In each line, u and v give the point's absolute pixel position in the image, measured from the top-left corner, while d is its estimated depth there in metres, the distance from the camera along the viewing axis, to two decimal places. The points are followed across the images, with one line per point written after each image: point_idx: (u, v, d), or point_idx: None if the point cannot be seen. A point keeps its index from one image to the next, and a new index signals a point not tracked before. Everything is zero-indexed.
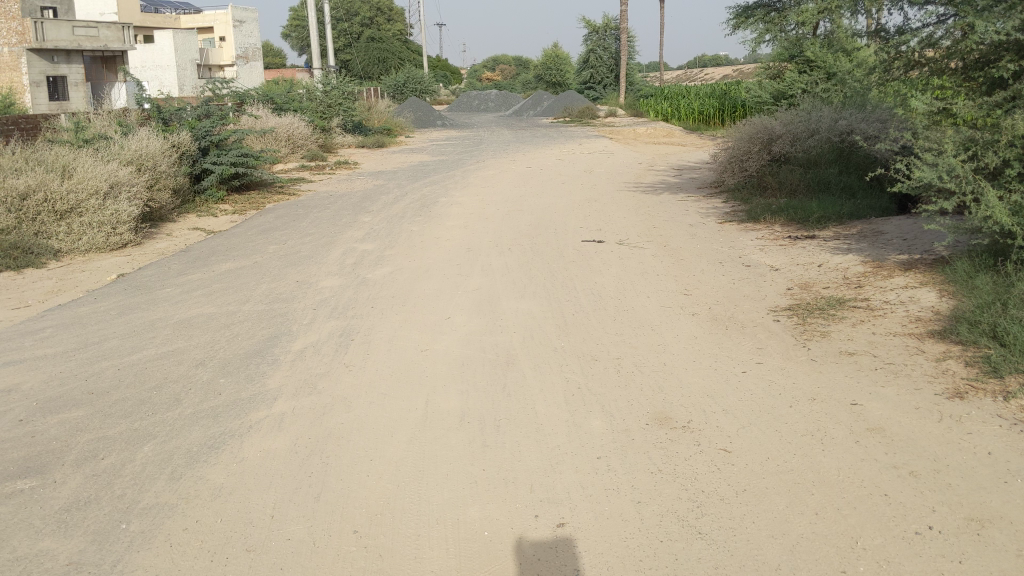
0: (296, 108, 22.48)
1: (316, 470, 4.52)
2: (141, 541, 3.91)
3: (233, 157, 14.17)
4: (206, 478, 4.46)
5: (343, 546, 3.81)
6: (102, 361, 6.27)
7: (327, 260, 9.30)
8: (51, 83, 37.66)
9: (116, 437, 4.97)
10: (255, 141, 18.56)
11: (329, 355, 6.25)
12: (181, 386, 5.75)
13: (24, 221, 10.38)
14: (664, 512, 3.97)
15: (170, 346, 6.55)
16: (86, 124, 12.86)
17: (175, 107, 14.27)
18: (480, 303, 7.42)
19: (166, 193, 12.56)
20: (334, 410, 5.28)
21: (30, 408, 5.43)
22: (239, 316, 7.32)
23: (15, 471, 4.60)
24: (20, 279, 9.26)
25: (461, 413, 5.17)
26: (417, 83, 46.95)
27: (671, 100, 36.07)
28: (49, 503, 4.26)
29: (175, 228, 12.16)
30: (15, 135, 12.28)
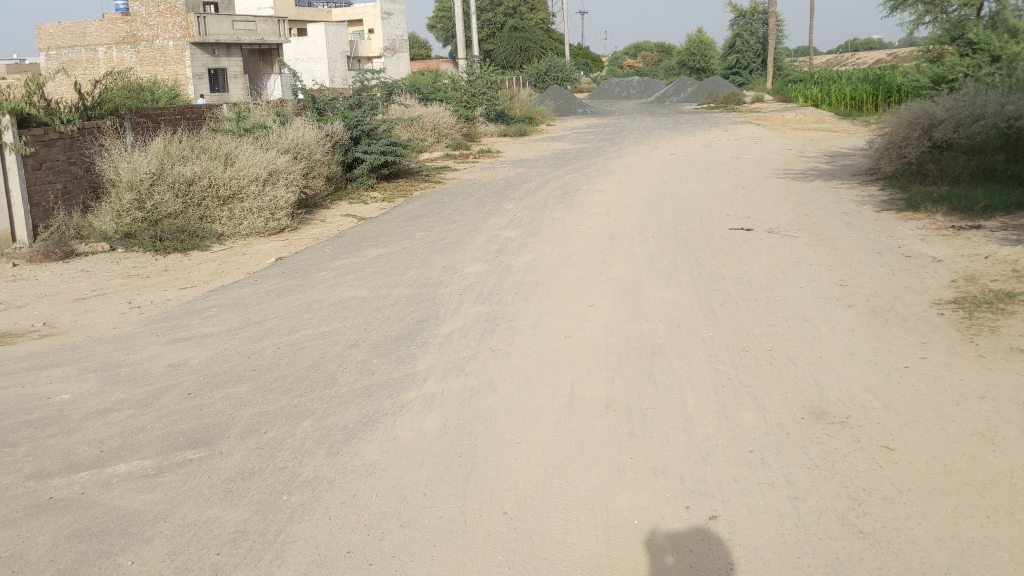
0: (442, 97, 22.96)
1: (466, 452, 4.58)
2: (301, 513, 4.06)
3: (382, 146, 14.58)
4: (362, 455, 4.59)
5: (493, 527, 3.85)
6: (263, 340, 6.55)
7: (473, 246, 9.43)
8: (212, 75, 39.67)
9: (278, 413, 5.18)
10: (403, 129, 18.99)
11: (476, 339, 6.33)
12: (337, 365, 5.95)
13: (191, 206, 10.96)
14: (822, 510, 3.84)
15: (325, 328, 6.78)
16: (247, 114, 13.50)
17: (329, 97, 14.80)
18: (626, 291, 7.36)
19: (320, 181, 13.02)
20: (483, 392, 5.35)
21: (199, 382, 5.73)
22: (390, 299, 7.51)
23: (187, 441, 4.86)
24: (187, 261, 9.79)
25: (608, 401, 5.14)
26: (559, 70, 47.04)
27: (821, 85, 34.82)
28: (217, 473, 4.48)
29: (328, 214, 12.60)
30: (183, 125, 12.92)
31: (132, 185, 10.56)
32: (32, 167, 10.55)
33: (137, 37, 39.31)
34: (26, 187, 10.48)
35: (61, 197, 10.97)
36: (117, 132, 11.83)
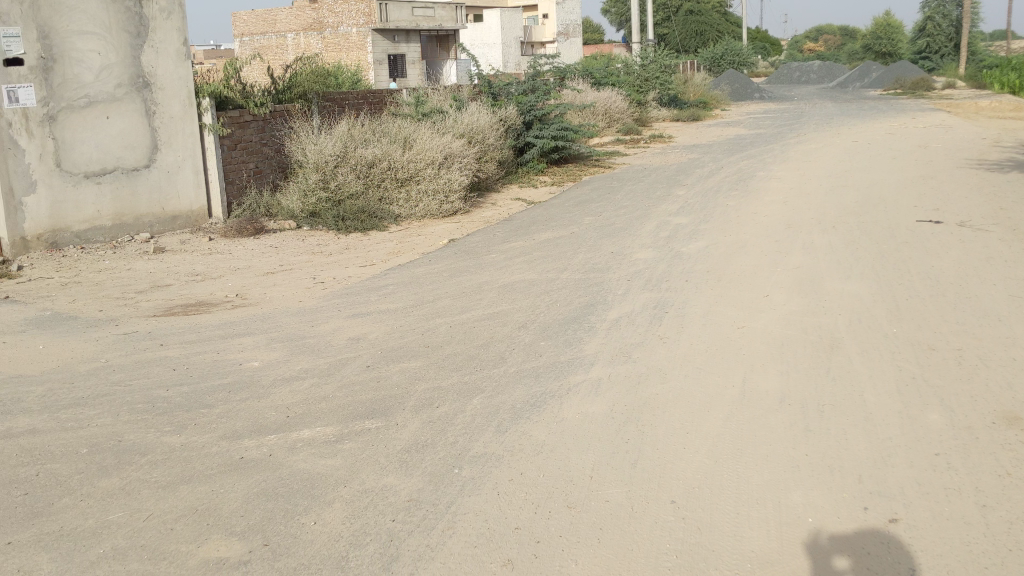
0: (615, 83, 22.90)
1: (633, 438, 4.57)
2: (471, 487, 4.16)
3: (554, 131, 14.68)
4: (530, 434, 4.66)
5: (661, 515, 3.83)
6: (436, 318, 6.74)
7: (642, 232, 9.36)
8: (392, 61, 41.04)
9: (449, 389, 5.33)
10: (575, 114, 19.08)
11: (644, 326, 6.29)
12: (507, 345, 6.05)
13: (371, 188, 11.39)
14: (1014, 521, 3.61)
15: (495, 308, 6.91)
16: (425, 99, 13.90)
17: (504, 83, 15.05)
18: (802, 282, 7.12)
19: (492, 164, 13.25)
20: (651, 379, 5.31)
21: (375, 356, 5.96)
22: (559, 283, 7.56)
23: (364, 411, 5.07)
24: (366, 240, 10.18)
25: (781, 395, 5.00)
26: (735, 55, 45.92)
27: (1021, 71, 32.49)
28: (393, 443, 4.66)
29: (500, 197, 12.81)
30: (365, 109, 13.42)
31: (318, 165, 11.16)
32: (229, 148, 11.28)
33: (323, 24, 41.15)
34: (222, 166, 11.22)
35: (252, 176, 11.69)
36: (305, 115, 12.41)
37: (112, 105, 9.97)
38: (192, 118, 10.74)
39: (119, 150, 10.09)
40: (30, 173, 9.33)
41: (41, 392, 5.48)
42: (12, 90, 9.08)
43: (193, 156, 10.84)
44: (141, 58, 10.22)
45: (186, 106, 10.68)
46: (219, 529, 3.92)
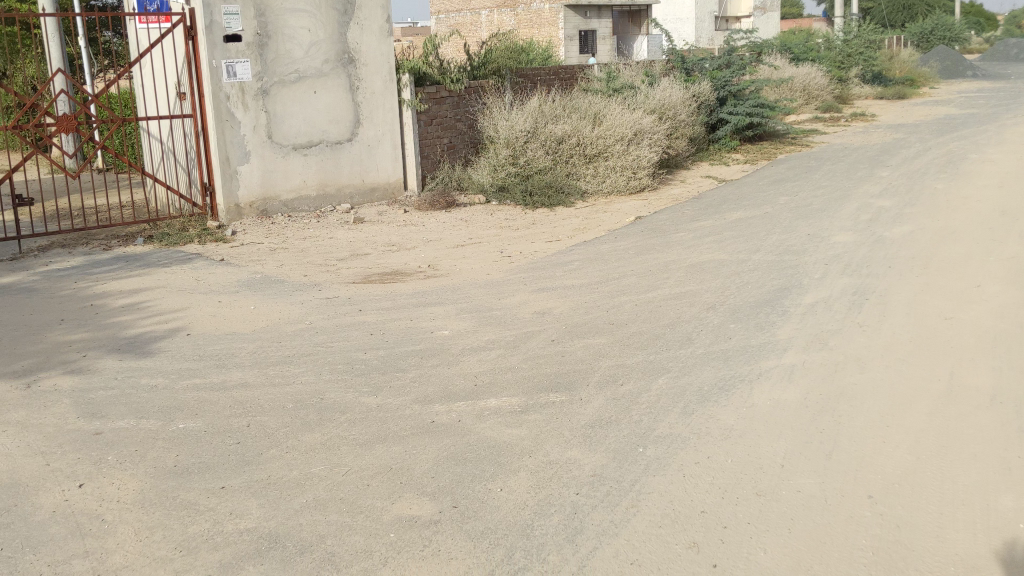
0: (814, 58, 22.01)
1: (827, 427, 4.40)
2: (656, 467, 4.13)
3: (748, 108, 14.27)
4: (717, 418, 4.57)
5: (856, 510, 3.67)
6: (623, 295, 6.71)
7: (841, 214, 8.95)
8: (582, 37, 41.11)
9: (635, 367, 5.30)
10: (771, 91, 18.48)
11: (841, 313, 6.02)
12: (694, 326, 5.95)
13: (560, 163, 11.48)
14: None
15: (683, 288, 6.80)
16: (617, 74, 13.85)
17: (698, 58, 14.79)
18: (1018, 273, 6.61)
19: (683, 141, 13.05)
20: (847, 368, 5.09)
21: (561, 330, 6.00)
22: (750, 265, 7.34)
23: (550, 384, 5.12)
24: (553, 215, 10.27)
25: (992, 392, 4.66)
26: (946, 30, 43.07)
27: None
28: (578, 418, 4.68)
29: (689, 175, 12.60)
30: (557, 84, 13.50)
31: (509, 141, 11.36)
32: (425, 123, 11.64)
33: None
34: (418, 141, 11.59)
35: (446, 150, 12.01)
36: (499, 91, 12.61)
37: (319, 80, 10.45)
38: (392, 93, 11.10)
39: (325, 124, 10.58)
40: (245, 144, 9.99)
41: (251, 349, 5.86)
42: (231, 64, 9.73)
43: (393, 131, 11.20)
44: (346, 35, 10.58)
45: (387, 82, 11.02)
46: (410, 488, 4.07)
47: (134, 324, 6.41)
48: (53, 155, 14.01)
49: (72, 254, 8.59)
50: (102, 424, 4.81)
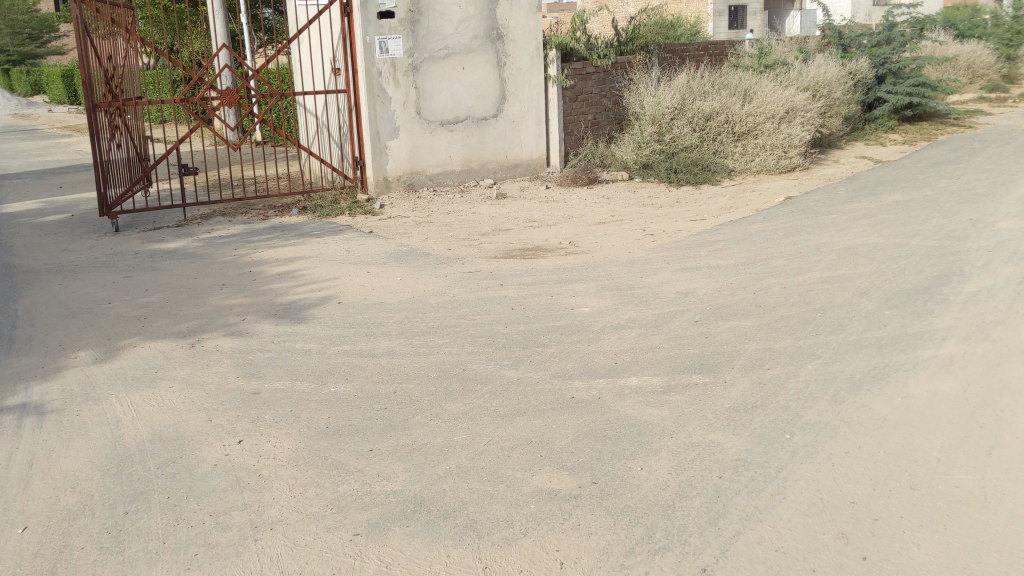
0: (982, 34, 20.79)
1: (989, 423, 4.17)
2: (803, 454, 4.02)
3: (908, 87, 13.62)
4: (870, 407, 4.40)
5: (1021, 511, 3.47)
6: (770, 278, 6.53)
7: (1008, 200, 8.44)
8: (731, 13, 40.15)
9: (782, 351, 5.16)
10: (933, 68, 17.58)
11: (1007, 303, 5.69)
12: (846, 311, 5.74)
13: (707, 141, 11.27)
14: None
15: (834, 272, 6.56)
16: (769, 50, 13.46)
17: (856, 34, 14.23)
18: None
19: (837, 120, 12.58)
20: (1013, 362, 4.80)
21: (705, 311, 5.90)
22: (907, 250, 7.02)
23: (693, 365, 5.05)
24: (698, 193, 10.09)
25: None
26: None
27: None
28: (721, 401, 4.60)
29: (842, 155, 12.14)
30: (705, 60, 13.22)
31: (655, 117, 11.27)
32: (570, 99, 11.62)
33: None
34: (563, 117, 11.58)
35: (590, 127, 11.96)
36: (647, 66, 12.45)
37: (467, 56, 10.56)
38: (539, 70, 11.12)
39: (472, 100, 10.70)
40: (394, 119, 10.24)
41: (398, 319, 6.01)
42: (383, 41, 9.95)
43: (538, 107, 11.23)
44: (496, 11, 10.64)
45: (534, 58, 11.03)
46: (551, 461, 4.10)
47: (287, 291, 6.67)
48: (215, 127, 14.70)
49: (232, 223, 9.01)
50: (259, 385, 5.04)
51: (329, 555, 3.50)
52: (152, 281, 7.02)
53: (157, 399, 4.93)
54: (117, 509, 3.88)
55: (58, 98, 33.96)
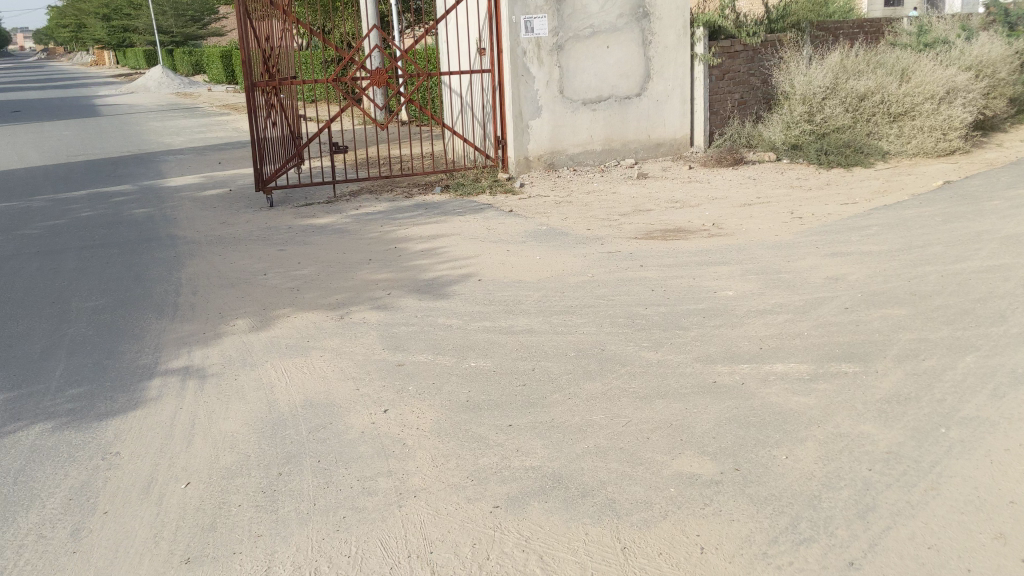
0: None
1: None
2: (960, 449, 3.83)
3: None
4: None
5: None
6: (926, 265, 6.23)
7: None
8: None
9: (939, 342, 4.92)
10: None
11: None
12: (1009, 303, 5.43)
13: (860, 122, 10.85)
14: None
15: (997, 261, 6.21)
16: (930, 27, 12.81)
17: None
18: None
19: (1002, 101, 11.87)
20: None
21: (856, 298, 5.69)
22: None
23: (842, 353, 4.89)
24: (848, 176, 9.72)
25: None
26: None
27: None
28: (872, 391, 4.43)
29: (1007, 138, 11.46)
30: (859, 38, 12.69)
31: (806, 97, 10.92)
32: (717, 78, 11.36)
33: None
34: (708, 96, 11.33)
35: (737, 106, 11.66)
36: (798, 44, 12.03)
37: (613, 35, 10.48)
38: (685, 48, 10.92)
39: (615, 79, 10.62)
40: (537, 98, 10.28)
41: (538, 297, 6.05)
42: (529, 20, 9.99)
43: (683, 85, 11.04)
44: None
45: (680, 36, 10.84)
46: (692, 446, 4.05)
47: (430, 268, 6.80)
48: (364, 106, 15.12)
49: (378, 200, 9.25)
50: (403, 357, 5.18)
51: (470, 525, 3.56)
52: (303, 254, 7.29)
53: (308, 367, 5.13)
54: (271, 470, 4.07)
55: (218, 77, 35.54)
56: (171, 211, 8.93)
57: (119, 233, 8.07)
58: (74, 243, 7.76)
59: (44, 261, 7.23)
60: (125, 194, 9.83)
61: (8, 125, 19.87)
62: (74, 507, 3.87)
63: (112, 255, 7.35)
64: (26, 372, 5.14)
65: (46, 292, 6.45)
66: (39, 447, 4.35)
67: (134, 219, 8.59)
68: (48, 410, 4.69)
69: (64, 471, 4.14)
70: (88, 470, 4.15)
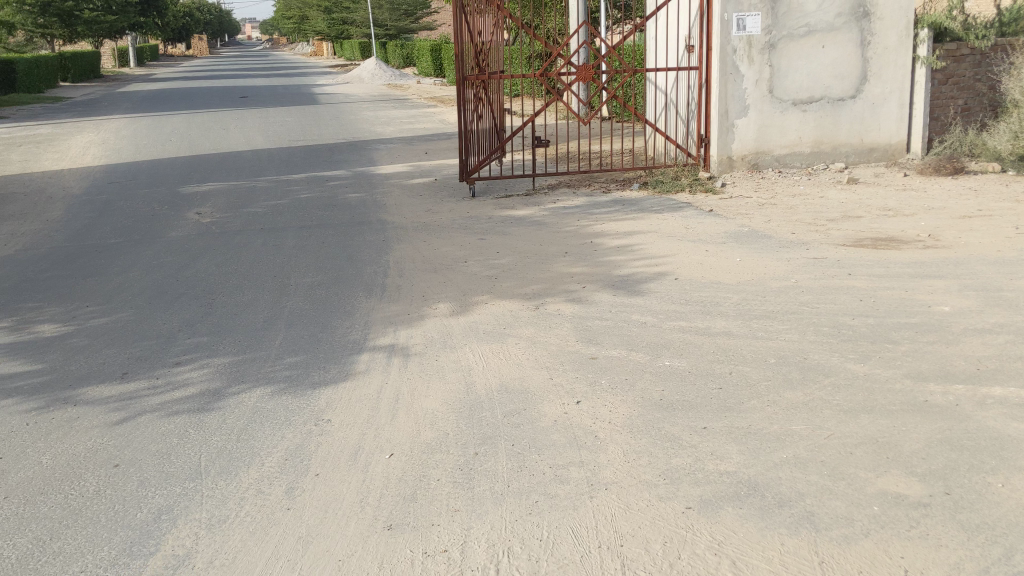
0: None
1: None
2: None
3: None
4: None
5: None
6: None
7: None
8: None
9: None
10: None
11: None
12: None
13: None
14: None
15: None
16: None
17: None
18: None
19: None
20: None
21: None
22: None
23: None
24: None
25: None
26: None
27: None
28: None
29: None
30: None
31: None
32: (939, 82, 10.73)
33: None
34: (929, 101, 10.70)
35: (960, 113, 10.97)
36: None
37: (829, 35, 10.15)
38: (907, 50, 10.35)
39: (828, 80, 10.28)
40: (745, 98, 10.19)
41: (736, 300, 5.94)
42: (741, 18, 9.89)
43: (901, 88, 10.49)
44: None
45: (902, 37, 10.30)
46: (899, 465, 3.88)
47: (626, 264, 6.81)
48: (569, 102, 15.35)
49: (576, 194, 9.35)
50: (598, 350, 5.23)
51: (661, 523, 3.56)
52: (502, 244, 7.48)
53: (505, 354, 5.26)
54: (468, 449, 4.22)
55: (426, 69, 36.82)
56: (380, 196, 9.37)
57: (334, 215, 8.56)
58: (293, 222, 8.29)
59: (266, 238, 7.76)
60: (339, 178, 10.40)
61: (238, 110, 21.42)
62: (290, 466, 4.15)
63: (327, 235, 7.80)
64: (249, 339, 5.55)
65: (268, 266, 6.93)
66: (260, 408, 4.69)
67: (346, 203, 9.07)
68: (269, 375, 5.05)
69: (281, 432, 4.45)
70: (303, 433, 4.44)
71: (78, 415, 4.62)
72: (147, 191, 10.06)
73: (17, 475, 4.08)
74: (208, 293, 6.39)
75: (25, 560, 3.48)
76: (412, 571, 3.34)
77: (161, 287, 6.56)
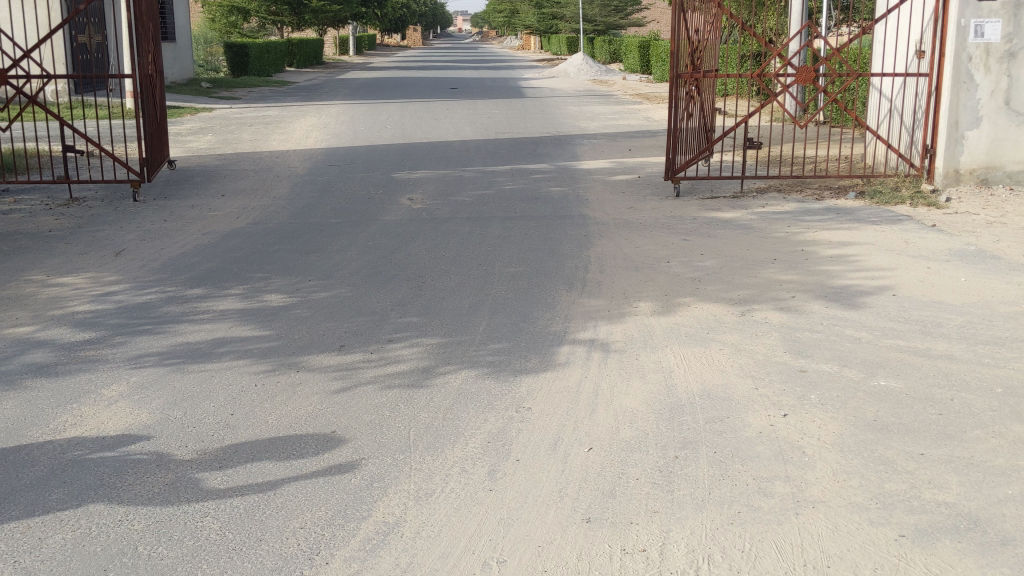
0: None
1: None
2: None
3: None
4: None
5: None
6: None
7: None
8: None
9: None
10: None
11: None
12: None
13: None
14: None
15: None
16: None
17: None
18: None
19: None
20: None
21: None
22: None
23: None
24: None
25: None
26: None
27: None
28: None
29: None
30: None
31: None
32: None
33: None
34: None
35: None
36: None
37: None
38: None
39: None
40: (978, 108, 9.63)
41: (960, 322, 5.63)
42: (980, 24, 9.39)
43: None
44: None
45: None
46: None
47: (840, 275, 6.58)
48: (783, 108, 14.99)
49: (786, 199, 9.11)
50: (806, 363, 5.08)
51: (872, 548, 3.43)
52: (707, 246, 7.39)
53: (709, 359, 5.20)
54: (667, 452, 4.20)
55: (632, 66, 36.84)
56: (583, 191, 9.47)
57: (538, 207, 8.72)
58: (498, 212, 8.51)
59: (473, 226, 8.00)
60: (544, 172, 10.58)
61: (454, 100, 22.20)
62: (492, 450, 4.27)
63: (531, 227, 7.95)
64: (457, 322, 5.75)
65: (474, 255, 7.15)
66: (465, 390, 4.85)
67: (550, 196, 9.22)
68: (475, 359, 5.22)
69: (485, 416, 4.58)
70: (504, 418, 4.56)
71: (301, 381, 4.93)
72: (363, 174, 10.61)
73: (246, 431, 4.40)
74: (418, 275, 6.66)
75: (252, 509, 3.74)
76: (611, 566, 3.37)
77: (376, 266, 6.90)
